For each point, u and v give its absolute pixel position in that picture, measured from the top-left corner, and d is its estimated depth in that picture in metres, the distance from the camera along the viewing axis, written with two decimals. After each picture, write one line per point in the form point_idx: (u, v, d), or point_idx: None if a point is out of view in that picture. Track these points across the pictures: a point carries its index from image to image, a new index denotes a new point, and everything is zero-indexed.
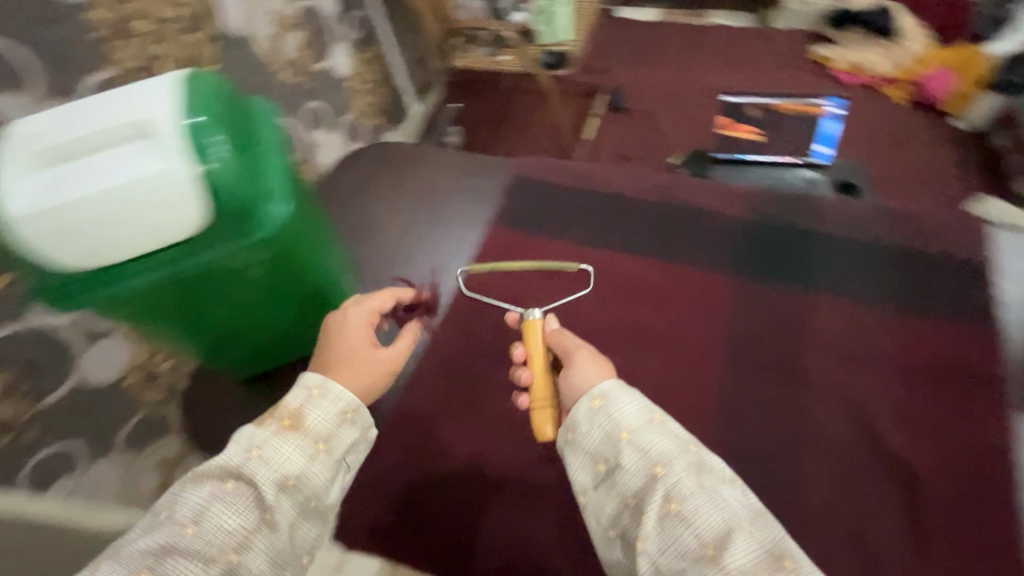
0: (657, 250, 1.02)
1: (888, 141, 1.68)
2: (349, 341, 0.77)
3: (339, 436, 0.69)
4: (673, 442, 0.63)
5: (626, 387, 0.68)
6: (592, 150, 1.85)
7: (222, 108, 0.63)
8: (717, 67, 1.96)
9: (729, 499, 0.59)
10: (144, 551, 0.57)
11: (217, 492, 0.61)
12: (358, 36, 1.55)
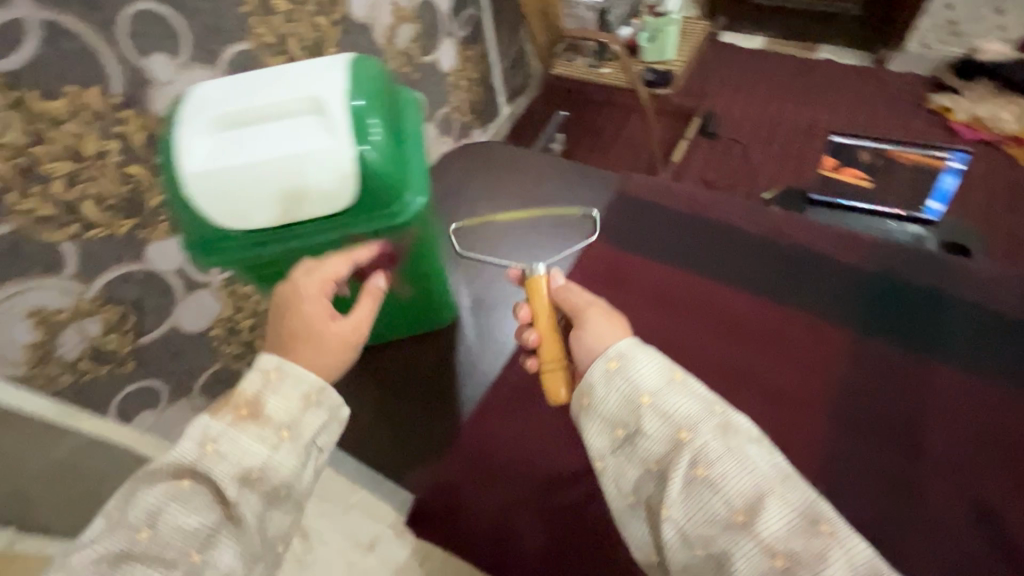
0: (760, 282, 0.88)
1: (1003, 205, 1.57)
2: (304, 313, 0.63)
3: (304, 420, 0.59)
4: (698, 403, 0.56)
5: (644, 344, 0.60)
6: (676, 172, 1.82)
7: (380, 97, 0.67)
8: (822, 104, 1.87)
9: (761, 462, 0.53)
10: (101, 553, 0.52)
11: (173, 492, 0.54)
12: (464, 34, 1.59)
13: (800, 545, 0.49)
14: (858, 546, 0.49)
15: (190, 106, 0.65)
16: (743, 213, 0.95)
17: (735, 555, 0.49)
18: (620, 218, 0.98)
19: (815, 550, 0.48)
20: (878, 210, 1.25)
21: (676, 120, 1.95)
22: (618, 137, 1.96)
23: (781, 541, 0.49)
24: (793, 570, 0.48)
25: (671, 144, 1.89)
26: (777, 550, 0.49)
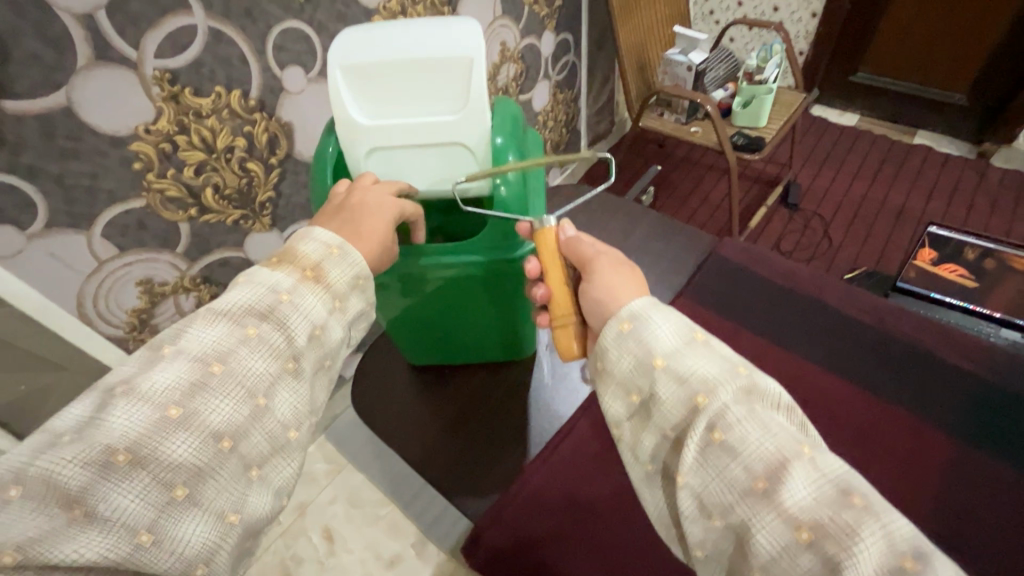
0: (857, 351, 0.84)
1: None
2: (366, 207, 0.61)
3: (352, 296, 0.56)
4: (717, 365, 0.48)
5: (660, 305, 0.53)
6: (751, 237, 1.79)
7: (518, 132, 0.71)
8: (915, 190, 1.81)
9: (787, 427, 0.44)
10: (169, 380, 0.43)
11: (245, 330, 0.48)
12: (560, 78, 1.66)
13: (829, 515, 0.39)
14: (901, 521, 0.39)
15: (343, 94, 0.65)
16: (840, 294, 0.90)
17: (755, 527, 0.41)
18: (708, 282, 0.95)
19: (845, 522, 0.39)
20: (974, 309, 1.23)
21: (758, 185, 1.94)
22: (695, 193, 1.97)
23: (807, 511, 0.40)
24: (821, 544, 0.39)
25: (750, 208, 1.87)
26: (802, 520, 0.40)
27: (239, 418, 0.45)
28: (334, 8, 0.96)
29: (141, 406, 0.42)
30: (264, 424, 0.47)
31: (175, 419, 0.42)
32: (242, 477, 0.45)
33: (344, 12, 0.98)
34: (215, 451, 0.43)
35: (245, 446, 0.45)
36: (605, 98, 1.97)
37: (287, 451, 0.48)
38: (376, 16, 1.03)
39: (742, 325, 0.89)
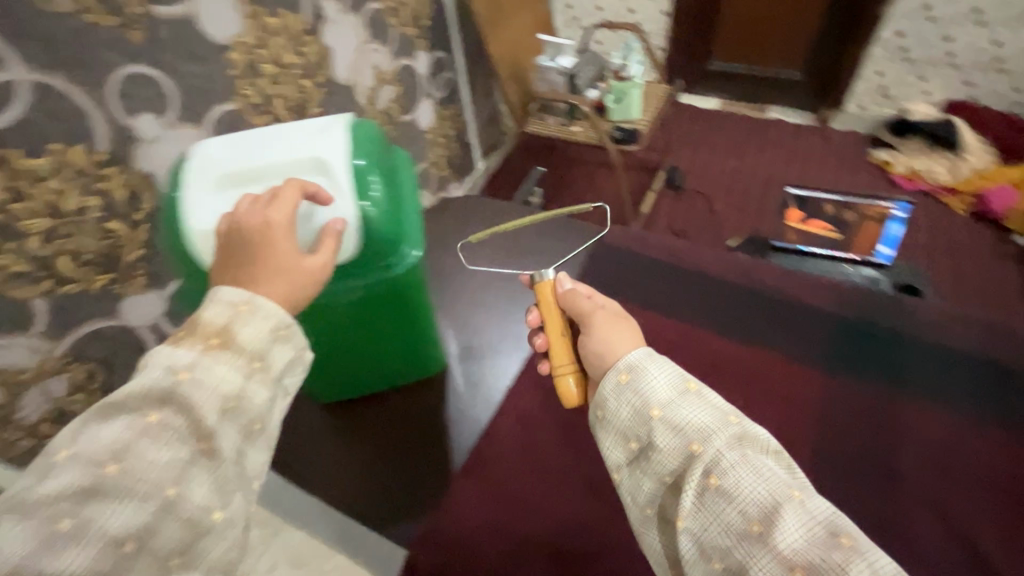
0: (736, 308, 1.01)
1: (945, 249, 1.69)
2: (274, 243, 0.57)
3: (274, 351, 0.55)
4: (709, 412, 0.53)
5: (657, 358, 0.58)
6: (645, 223, 1.92)
7: (378, 156, 0.71)
8: (775, 159, 2.03)
9: (776, 472, 0.49)
10: (59, 489, 0.44)
11: (142, 420, 0.48)
12: (442, 95, 1.69)
13: (820, 556, 0.43)
14: (884, 559, 0.42)
15: (197, 162, 0.68)
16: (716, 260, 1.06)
17: (753, 568, 0.45)
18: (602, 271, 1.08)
19: (835, 563, 0.42)
20: (833, 255, 1.42)
21: (645, 173, 2.08)
22: (591, 188, 2.08)
23: (800, 553, 0.44)
24: None
25: (640, 195, 2.01)
26: (795, 560, 0.43)
27: (141, 516, 0.45)
28: (180, 47, 0.90)
29: (32, 522, 0.42)
30: (176, 514, 0.47)
31: (66, 532, 0.42)
32: (159, 568, 0.46)
33: (194, 52, 0.93)
34: (118, 555, 0.44)
35: (156, 540, 0.45)
36: (491, 109, 2.02)
37: (209, 532, 0.48)
38: (231, 52, 0.98)
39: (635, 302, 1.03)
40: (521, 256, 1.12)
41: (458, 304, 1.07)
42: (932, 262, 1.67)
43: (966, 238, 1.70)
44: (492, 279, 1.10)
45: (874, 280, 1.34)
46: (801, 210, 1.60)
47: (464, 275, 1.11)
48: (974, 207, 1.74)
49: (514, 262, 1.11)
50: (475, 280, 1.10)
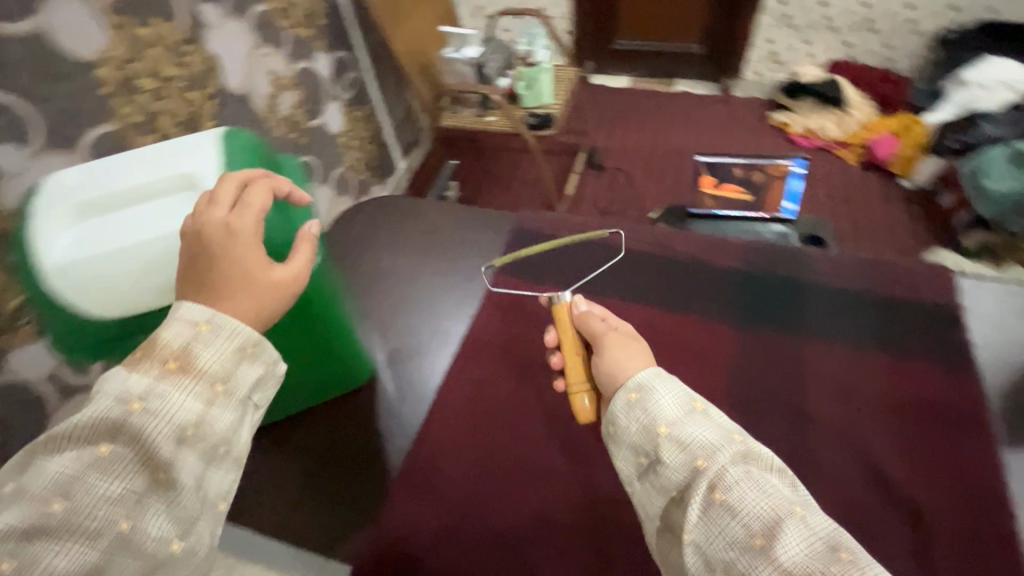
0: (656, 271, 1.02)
1: (842, 198, 1.84)
2: (238, 251, 0.58)
3: (237, 374, 0.55)
4: (712, 431, 0.56)
5: (664, 377, 0.63)
6: (571, 204, 1.98)
7: (254, 166, 0.73)
8: (685, 130, 2.13)
9: (776, 487, 0.50)
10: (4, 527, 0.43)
11: (95, 455, 0.47)
12: (349, 96, 1.63)
13: (819, 568, 0.44)
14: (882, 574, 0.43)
15: (47, 195, 0.65)
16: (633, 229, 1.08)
17: None
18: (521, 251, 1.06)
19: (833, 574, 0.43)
20: (745, 216, 1.51)
21: (564, 156, 2.14)
22: (515, 177, 2.11)
23: (800, 565, 0.44)
24: None
25: (563, 177, 2.08)
26: (793, 571, 0.44)
27: (91, 554, 0.44)
28: (31, 66, 0.81)
29: None
30: (128, 549, 0.46)
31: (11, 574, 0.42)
32: None
33: (53, 72, 0.84)
34: None
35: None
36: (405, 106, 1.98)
37: (164, 566, 0.47)
38: (100, 69, 0.91)
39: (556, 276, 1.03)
40: (439, 250, 1.11)
41: (382, 302, 1.04)
42: (831, 211, 1.81)
43: (859, 186, 1.85)
44: (415, 275, 1.07)
45: (783, 234, 1.45)
46: (716, 176, 1.73)
47: (386, 274, 1.09)
48: (864, 157, 1.89)
49: (436, 256, 1.10)
50: (400, 278, 1.07)
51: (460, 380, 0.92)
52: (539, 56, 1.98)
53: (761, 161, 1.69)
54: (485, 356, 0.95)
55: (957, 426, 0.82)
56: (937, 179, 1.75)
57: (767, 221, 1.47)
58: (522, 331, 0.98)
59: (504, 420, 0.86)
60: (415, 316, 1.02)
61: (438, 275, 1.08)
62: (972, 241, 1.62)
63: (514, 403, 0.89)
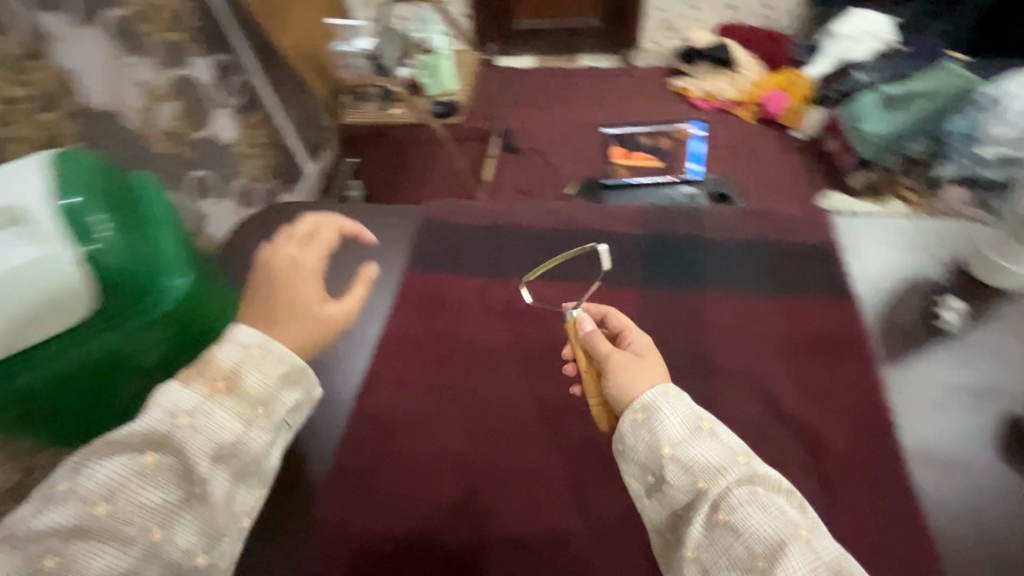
0: (649, 222, 0.81)
1: (744, 153, 1.98)
2: (296, 280, 0.56)
3: (276, 398, 0.50)
4: (721, 450, 0.44)
5: (675, 393, 0.48)
6: (492, 189, 1.92)
7: (107, 183, 0.50)
8: (593, 102, 2.16)
9: (802, 524, 0.40)
10: (52, 530, 0.41)
11: (138, 463, 0.44)
12: (238, 102, 1.39)
13: None
14: None
15: None
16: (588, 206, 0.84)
17: None
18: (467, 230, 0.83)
19: None
20: (656, 182, 1.65)
21: (478, 141, 2.06)
22: (430, 169, 1.94)
23: None
24: None
25: (479, 164, 1.98)
26: None
27: (123, 562, 0.41)
28: None
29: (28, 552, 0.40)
30: (158, 560, 0.42)
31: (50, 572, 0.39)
32: None
33: None
34: None
35: None
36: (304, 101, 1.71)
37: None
38: None
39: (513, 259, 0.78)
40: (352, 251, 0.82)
41: None
42: (737, 165, 1.95)
43: (757, 140, 2.01)
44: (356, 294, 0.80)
45: (693, 195, 1.60)
46: (623, 147, 1.80)
47: None
48: (759, 114, 2.05)
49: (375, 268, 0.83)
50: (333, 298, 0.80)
51: (380, 386, 0.70)
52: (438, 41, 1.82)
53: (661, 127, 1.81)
54: (408, 353, 0.73)
55: (846, 354, 0.66)
56: (823, 127, 1.93)
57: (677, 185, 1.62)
58: (447, 316, 0.76)
59: (496, 393, 0.69)
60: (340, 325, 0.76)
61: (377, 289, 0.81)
62: (858, 181, 1.79)
63: (453, 403, 0.68)
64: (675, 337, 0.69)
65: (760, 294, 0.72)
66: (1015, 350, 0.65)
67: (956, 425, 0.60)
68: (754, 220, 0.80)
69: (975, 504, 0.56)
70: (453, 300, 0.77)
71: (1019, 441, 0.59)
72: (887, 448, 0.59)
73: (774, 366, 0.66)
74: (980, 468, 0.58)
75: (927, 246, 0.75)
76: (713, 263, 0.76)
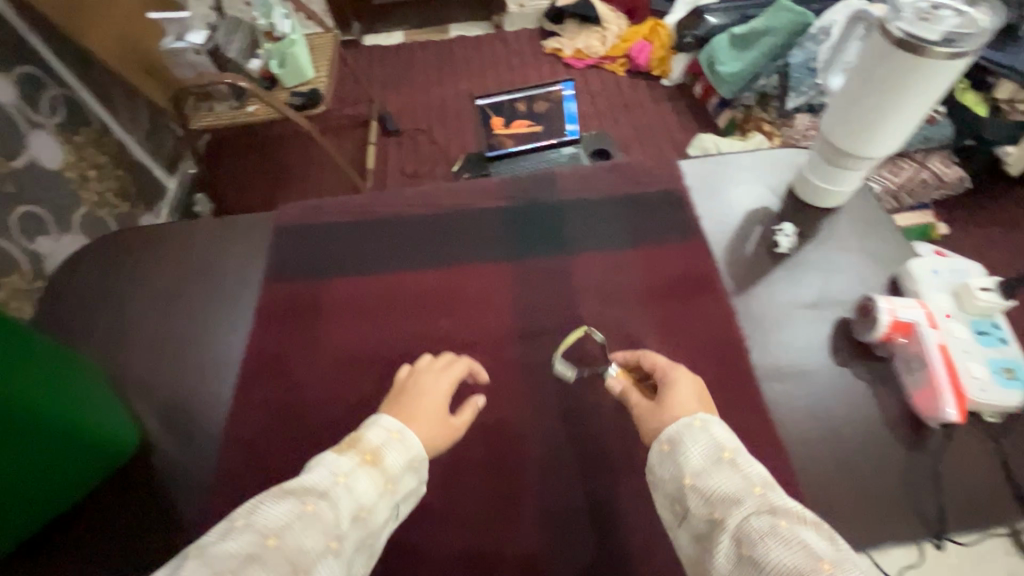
0: (509, 196, 0.81)
1: (621, 106, 2.03)
2: (420, 399, 0.53)
3: (403, 479, 0.47)
4: (737, 478, 0.40)
5: (707, 423, 0.45)
6: (379, 177, 1.86)
7: None
8: (469, 73, 2.13)
9: (824, 556, 0.33)
10: (227, 559, 0.35)
11: (302, 504, 0.40)
12: (60, 119, 1.24)
13: None
14: None
15: None
16: (411, 196, 0.82)
17: None
18: (320, 230, 0.79)
19: None
20: (539, 146, 1.63)
21: (358, 128, 1.98)
22: (309, 164, 1.83)
23: None
24: None
25: (361, 153, 1.91)
26: None
27: None
28: None
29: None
30: None
31: None
32: None
33: None
34: None
35: None
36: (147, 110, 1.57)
37: None
38: None
39: (377, 252, 0.76)
40: (204, 275, 0.78)
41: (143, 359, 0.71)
42: (615, 120, 2.00)
43: (632, 91, 2.06)
44: (210, 317, 0.74)
45: (575, 155, 1.63)
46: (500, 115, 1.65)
47: (138, 326, 0.74)
48: (628, 66, 2.11)
49: (230, 283, 0.77)
50: (186, 324, 0.74)
51: (248, 412, 0.65)
52: (285, 28, 1.69)
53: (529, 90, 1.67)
54: (274, 367, 0.68)
55: (701, 292, 0.70)
56: (687, 73, 2.02)
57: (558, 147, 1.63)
58: (314, 322, 0.71)
59: (378, 391, 0.65)
60: (197, 358, 0.71)
61: (233, 306, 0.75)
62: (723, 120, 1.89)
63: (330, 410, 0.64)
64: (544, 303, 0.70)
65: (618, 245, 0.75)
66: (845, 261, 0.72)
67: (794, 338, 0.66)
68: (607, 175, 0.83)
69: (811, 409, 0.61)
70: (315, 300, 0.73)
71: (846, 343, 0.65)
72: (742, 371, 0.63)
73: (637, 314, 0.68)
74: (815, 374, 0.64)
75: (763, 176, 0.81)
76: (573, 222, 0.77)
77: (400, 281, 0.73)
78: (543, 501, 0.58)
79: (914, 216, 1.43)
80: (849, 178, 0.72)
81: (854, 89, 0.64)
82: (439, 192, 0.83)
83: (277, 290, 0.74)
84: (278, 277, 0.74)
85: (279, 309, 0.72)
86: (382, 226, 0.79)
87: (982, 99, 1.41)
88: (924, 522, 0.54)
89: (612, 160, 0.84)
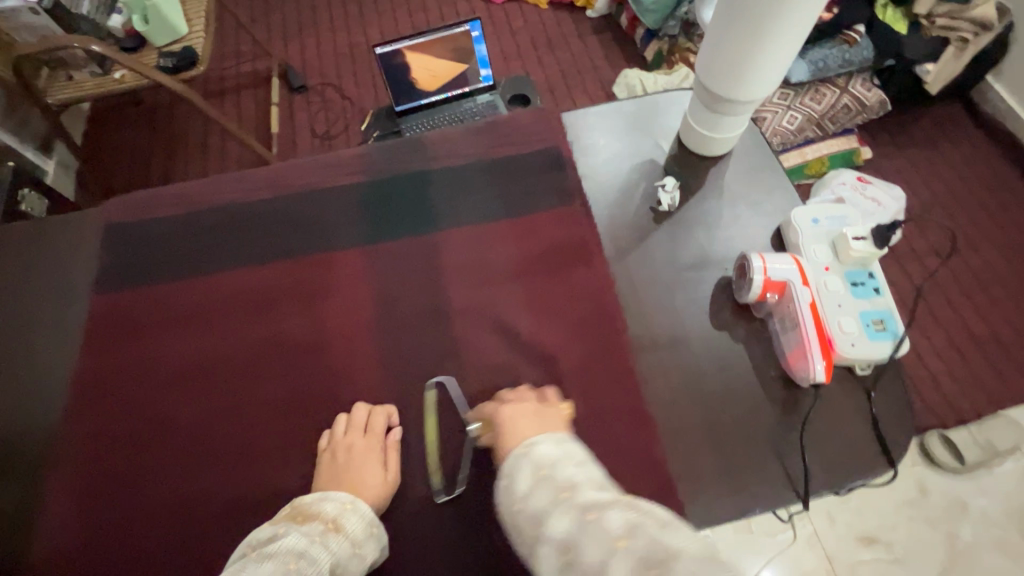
0: (377, 169, 0.72)
1: (545, 43, 1.89)
2: (361, 468, 0.54)
3: (367, 542, 0.49)
4: (549, 492, 0.42)
5: (538, 443, 0.46)
6: (288, 141, 1.71)
7: None
8: (379, 16, 1.94)
9: (621, 534, 0.35)
10: None
11: (286, 563, 0.42)
12: None
13: None
14: None
15: None
16: (279, 172, 0.73)
17: None
18: (169, 223, 0.70)
19: None
20: (451, 95, 1.34)
21: (259, 86, 1.80)
22: (207, 133, 1.66)
23: None
24: None
25: (266, 116, 1.75)
26: None
27: None
28: None
29: None
30: None
31: None
32: None
33: None
34: None
35: None
36: None
37: None
38: None
39: (231, 246, 0.68)
40: (38, 293, 0.69)
41: None
42: (540, 59, 1.87)
43: (555, 25, 1.92)
44: (37, 339, 0.66)
45: (491, 103, 1.35)
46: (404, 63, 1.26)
47: None
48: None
49: (65, 300, 0.68)
50: (16, 350, 0.66)
51: (89, 434, 0.59)
52: None
53: (429, 35, 1.23)
54: (115, 382, 0.62)
55: (580, 262, 0.64)
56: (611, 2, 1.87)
57: (470, 96, 1.35)
58: (151, 338, 0.64)
59: (238, 398, 0.60)
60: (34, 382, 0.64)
61: (67, 324, 0.67)
62: (651, 53, 1.77)
63: (174, 434, 0.59)
64: (411, 290, 0.65)
65: (493, 216, 0.68)
66: (730, 217, 0.68)
67: (673, 304, 0.63)
68: (482, 135, 0.74)
69: (687, 379, 0.59)
70: (162, 302, 0.65)
71: (726, 306, 0.63)
72: (621, 348, 0.59)
73: (511, 294, 0.64)
74: (693, 343, 0.61)
75: (651, 127, 0.75)
76: (444, 195, 0.70)
77: (259, 275, 0.66)
78: (410, 508, 0.55)
79: (837, 143, 1.39)
80: (738, 131, 0.69)
81: (717, 54, 0.60)
82: (303, 169, 0.73)
83: (120, 295, 0.66)
84: (118, 286, 0.66)
85: (122, 315, 0.65)
86: (236, 215, 0.70)
87: (902, 15, 1.32)
88: (793, 485, 0.54)
89: (492, 118, 0.76)
